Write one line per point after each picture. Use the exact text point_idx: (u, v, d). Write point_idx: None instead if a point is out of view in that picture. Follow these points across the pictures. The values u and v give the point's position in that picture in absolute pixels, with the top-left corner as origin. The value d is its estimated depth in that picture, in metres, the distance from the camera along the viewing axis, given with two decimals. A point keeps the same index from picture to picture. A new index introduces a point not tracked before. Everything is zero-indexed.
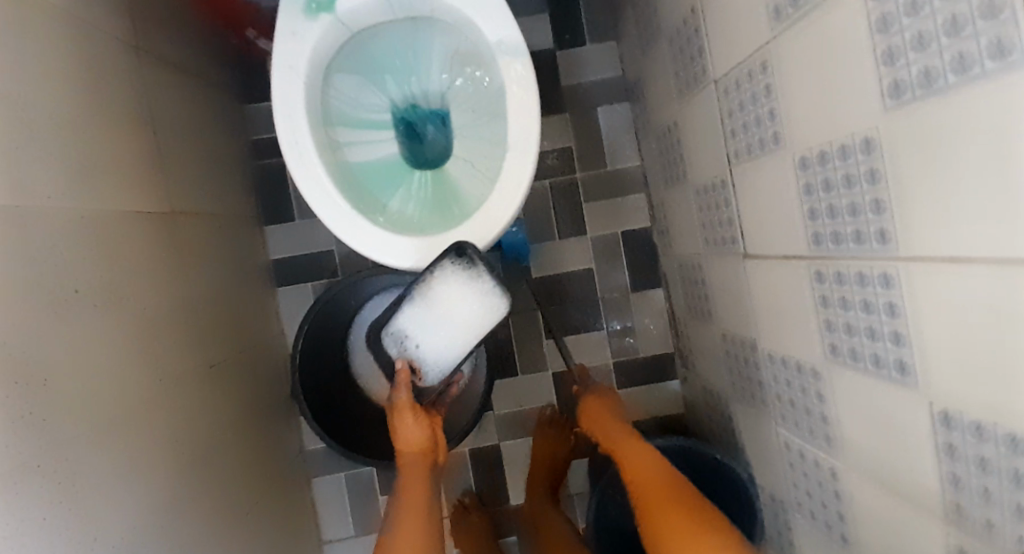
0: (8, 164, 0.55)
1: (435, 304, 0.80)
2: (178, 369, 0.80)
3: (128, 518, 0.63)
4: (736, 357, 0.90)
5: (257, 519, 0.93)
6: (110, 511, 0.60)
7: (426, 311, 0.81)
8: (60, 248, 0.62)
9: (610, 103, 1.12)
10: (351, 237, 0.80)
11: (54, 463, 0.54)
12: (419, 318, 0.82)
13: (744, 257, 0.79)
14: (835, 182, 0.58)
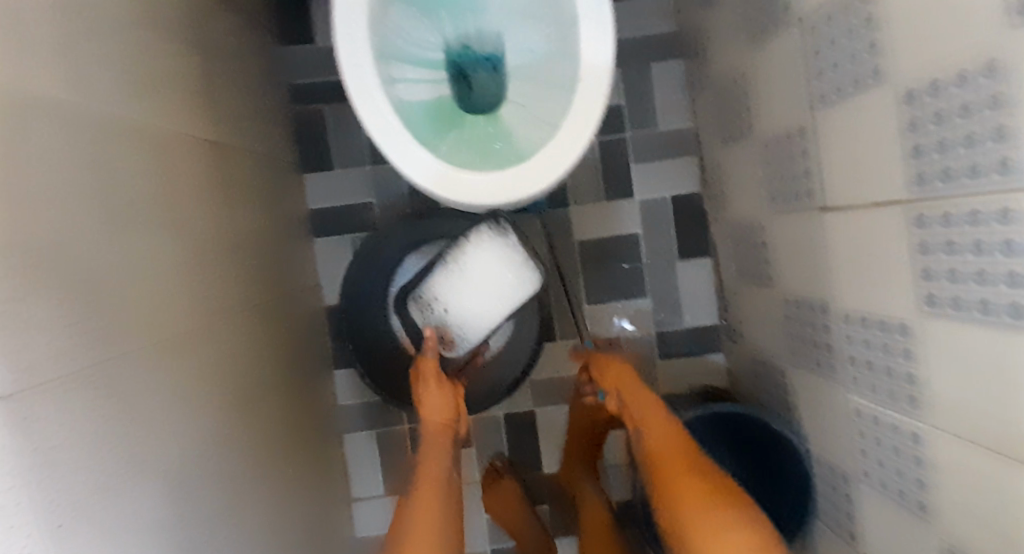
0: (50, 54, 0.50)
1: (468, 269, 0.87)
2: (214, 307, 0.77)
3: (155, 451, 0.59)
4: (798, 321, 0.86)
5: (286, 471, 0.90)
6: (138, 440, 0.57)
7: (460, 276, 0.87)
8: (109, 157, 0.57)
9: (665, 60, 1.08)
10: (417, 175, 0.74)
11: (82, 378, 0.50)
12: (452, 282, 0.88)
13: (820, 210, 0.75)
14: (949, 113, 0.53)
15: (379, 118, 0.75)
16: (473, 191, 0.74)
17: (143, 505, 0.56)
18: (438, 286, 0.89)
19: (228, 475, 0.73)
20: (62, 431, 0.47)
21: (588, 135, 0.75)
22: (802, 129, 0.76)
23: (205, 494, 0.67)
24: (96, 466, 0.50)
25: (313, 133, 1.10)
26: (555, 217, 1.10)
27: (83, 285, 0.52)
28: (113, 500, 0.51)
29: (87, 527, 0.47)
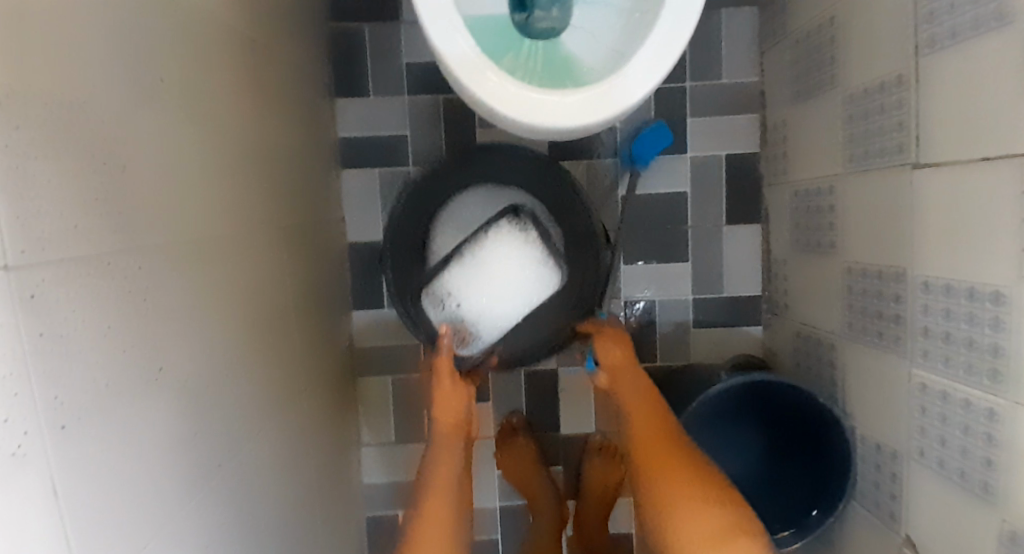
0: None
1: (484, 266, 0.91)
2: (240, 217, 0.70)
3: (165, 355, 0.53)
4: (861, 292, 0.81)
5: (298, 405, 0.84)
6: (148, 340, 0.50)
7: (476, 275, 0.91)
8: (131, 17, 0.50)
9: (736, 8, 1.01)
10: (480, 90, 0.67)
11: (88, 258, 0.43)
12: (471, 279, 0.91)
13: (912, 167, 0.69)
14: None
15: (454, 50, 0.67)
16: (567, 110, 0.67)
17: (146, 415, 0.49)
18: (455, 283, 0.92)
19: (241, 398, 0.67)
20: (61, 314, 0.39)
21: (675, 55, 0.68)
22: (903, 77, 0.69)
23: (212, 415, 0.61)
24: (95, 363, 0.43)
25: (350, 54, 1.02)
26: (604, 167, 1.04)
27: (101, 152, 0.45)
28: (112, 402, 0.45)
29: (79, 429, 0.40)
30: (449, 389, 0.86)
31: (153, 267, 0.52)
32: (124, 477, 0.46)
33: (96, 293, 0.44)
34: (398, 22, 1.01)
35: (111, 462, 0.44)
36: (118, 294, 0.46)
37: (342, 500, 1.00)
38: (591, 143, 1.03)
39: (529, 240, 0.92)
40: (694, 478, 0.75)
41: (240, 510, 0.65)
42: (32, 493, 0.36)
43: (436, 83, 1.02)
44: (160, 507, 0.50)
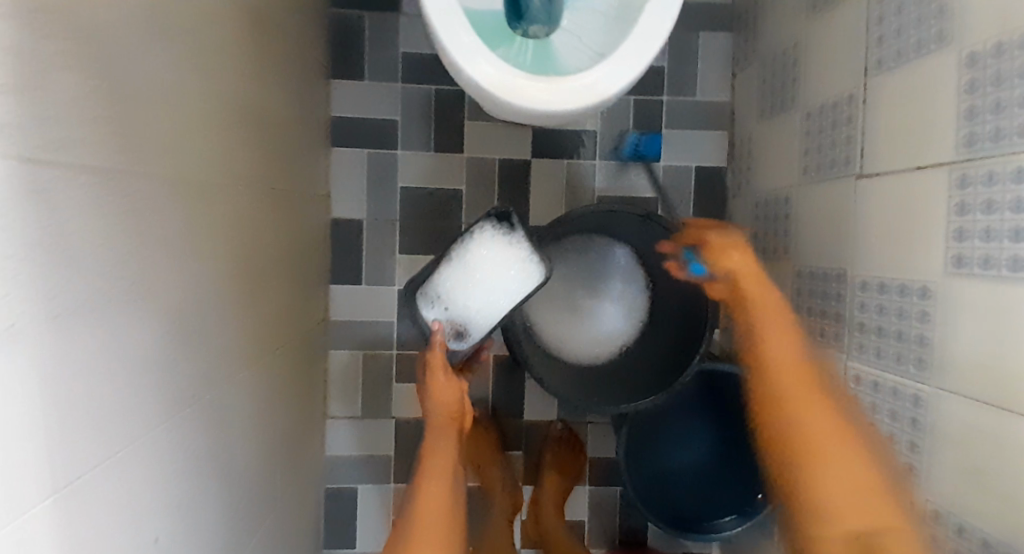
0: None
1: (472, 264, 0.83)
2: (234, 172, 0.73)
3: (152, 277, 0.56)
4: (808, 293, 0.87)
5: (267, 365, 0.86)
6: (138, 267, 0.53)
7: (464, 273, 0.83)
8: None
9: (711, 30, 1.09)
10: (488, 82, 0.72)
11: (93, 170, 0.46)
12: (457, 281, 0.84)
13: (857, 176, 0.76)
14: (1009, 72, 0.53)
15: (463, 48, 0.72)
16: (568, 93, 0.72)
17: (127, 330, 0.52)
18: (440, 287, 0.84)
19: (212, 343, 0.69)
20: (65, 213, 0.43)
21: (655, 46, 0.73)
22: (854, 96, 0.77)
23: (184, 356, 0.63)
24: (90, 271, 0.46)
25: (348, 38, 1.06)
26: (580, 167, 1.09)
27: (112, 73, 0.48)
28: (99, 310, 0.47)
29: (68, 324, 0.43)
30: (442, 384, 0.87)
31: (152, 195, 0.55)
32: (101, 385, 0.48)
33: (99, 203, 0.47)
34: (397, 13, 1.06)
35: (92, 365, 0.46)
36: (117, 213, 0.50)
37: (302, 469, 1.00)
38: (570, 142, 1.09)
39: (516, 236, 0.83)
40: (841, 432, 0.73)
41: (200, 452, 0.67)
42: (27, 368, 0.38)
43: (428, 74, 1.07)
44: (129, 423, 0.52)
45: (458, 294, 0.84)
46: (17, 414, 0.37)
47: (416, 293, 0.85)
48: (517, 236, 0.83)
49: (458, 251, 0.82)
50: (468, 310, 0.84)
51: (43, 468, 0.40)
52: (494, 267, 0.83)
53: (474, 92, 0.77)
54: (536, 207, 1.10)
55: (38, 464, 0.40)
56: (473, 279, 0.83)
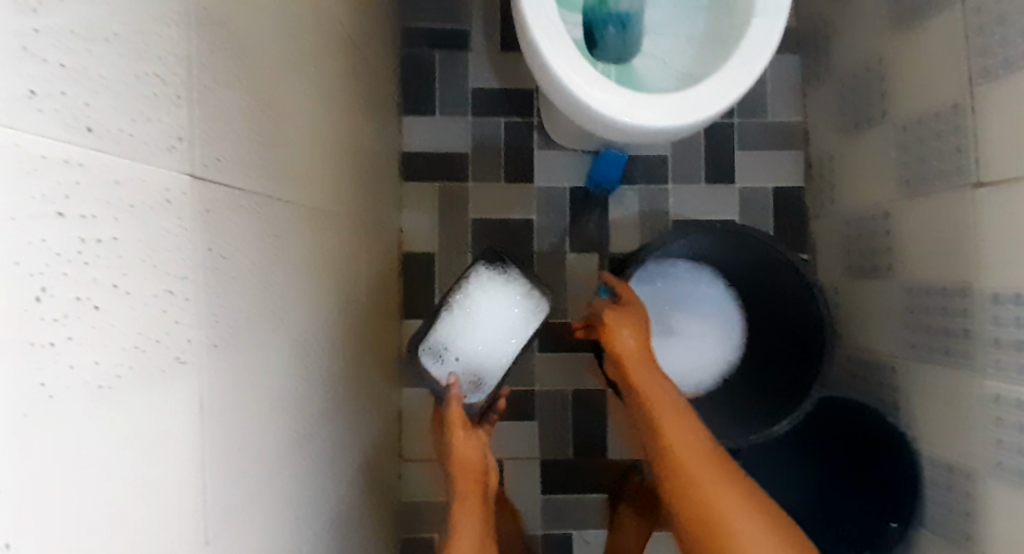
0: None
1: (475, 309, 0.75)
2: (339, 202, 0.71)
3: (286, 304, 0.53)
4: (924, 311, 0.82)
5: (362, 404, 0.82)
6: (281, 293, 0.51)
7: (467, 320, 0.75)
8: None
9: (779, 54, 1.09)
10: (595, 97, 0.69)
11: (245, 194, 0.44)
12: (463, 334, 0.75)
13: (974, 186, 0.73)
14: None
15: (568, 62, 0.70)
16: (687, 106, 0.69)
17: (269, 361, 0.48)
18: (443, 339, 0.75)
19: (327, 379, 0.65)
20: (225, 238, 0.40)
21: (763, 61, 0.71)
22: (959, 106, 0.74)
23: (309, 389, 0.59)
24: (243, 298, 0.43)
25: (418, 75, 1.07)
26: (654, 193, 1.08)
27: (255, 93, 0.46)
28: (251, 339, 0.44)
29: (224, 353, 0.40)
30: (463, 439, 0.78)
31: (285, 221, 0.53)
32: (250, 422, 0.44)
33: (249, 226, 0.45)
34: (464, 50, 1.07)
35: (243, 399, 0.43)
36: (263, 238, 0.47)
37: (385, 516, 0.95)
38: (644, 168, 1.08)
39: (510, 274, 0.77)
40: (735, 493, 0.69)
41: (320, 496, 0.62)
42: (187, 398, 0.35)
43: (499, 107, 1.07)
44: (269, 463, 0.48)
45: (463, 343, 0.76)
46: (175, 448, 0.34)
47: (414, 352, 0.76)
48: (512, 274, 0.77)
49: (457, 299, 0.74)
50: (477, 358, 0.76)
51: (199, 514, 0.36)
52: (498, 307, 0.76)
53: (582, 118, 0.75)
54: (613, 235, 1.07)
55: (196, 505, 0.36)
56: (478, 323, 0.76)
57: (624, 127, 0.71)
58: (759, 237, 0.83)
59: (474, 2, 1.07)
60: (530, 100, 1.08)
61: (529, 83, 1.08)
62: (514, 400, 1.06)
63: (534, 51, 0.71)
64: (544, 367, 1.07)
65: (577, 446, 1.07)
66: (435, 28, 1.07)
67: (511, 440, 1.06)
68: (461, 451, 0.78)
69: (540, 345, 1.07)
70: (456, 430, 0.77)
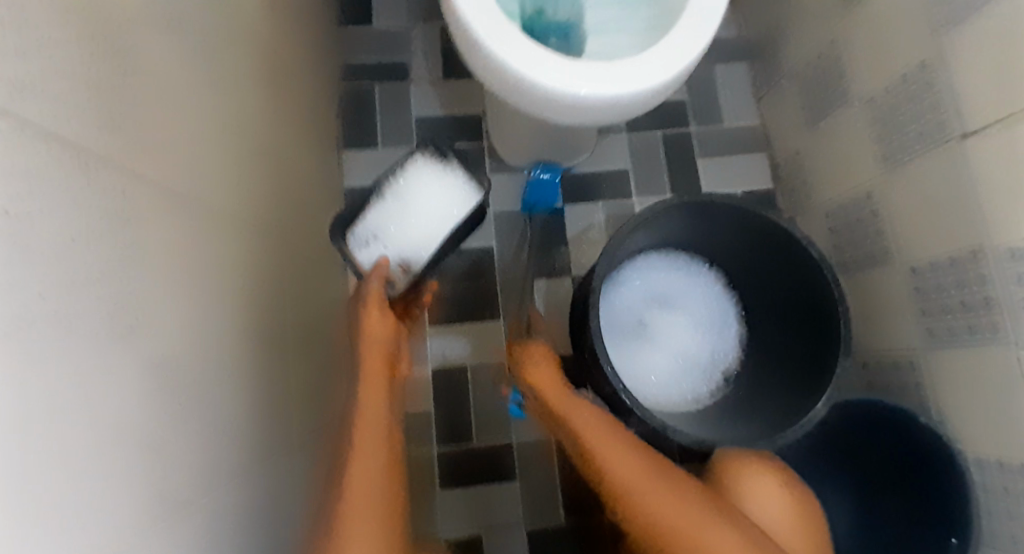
0: None
1: (409, 191, 0.74)
2: (251, 211, 0.61)
3: (144, 308, 0.39)
4: (933, 290, 0.73)
5: (299, 459, 0.66)
6: (130, 292, 0.38)
7: (399, 202, 0.74)
8: None
9: (726, 62, 1.07)
10: (526, 64, 0.63)
11: (59, 142, 0.32)
12: (392, 216, 0.74)
13: (960, 138, 0.66)
14: None
15: (492, 27, 0.64)
16: (642, 69, 0.64)
17: (98, 379, 0.34)
18: (376, 221, 0.74)
19: (231, 419, 0.51)
20: (14, 183, 0.28)
21: (714, 24, 0.66)
22: (927, 63, 0.70)
23: (196, 429, 0.45)
24: (42, 276, 0.30)
25: (358, 108, 1.01)
26: (617, 208, 1.00)
27: (104, 27, 0.37)
28: (57, 343, 0.30)
29: (1, 344, 0.26)
30: (377, 318, 0.73)
31: (145, 201, 0.40)
32: (51, 459, 0.29)
33: (62, 185, 0.32)
34: (405, 81, 1.02)
35: (40, 425, 0.28)
36: (89, 212, 0.35)
37: None
38: (605, 183, 1.01)
39: (450, 165, 0.76)
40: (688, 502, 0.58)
41: None
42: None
43: (445, 134, 1.01)
44: (100, 527, 0.32)
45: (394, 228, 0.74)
46: None
47: (342, 233, 0.74)
48: (451, 164, 0.76)
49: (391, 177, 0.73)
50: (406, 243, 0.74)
51: None
52: (433, 190, 0.75)
53: (532, 105, 0.68)
54: (578, 257, 0.98)
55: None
56: (409, 209, 0.74)
57: (582, 103, 0.65)
58: (759, 218, 0.72)
59: (413, 34, 1.04)
60: (477, 123, 1.02)
61: (476, 108, 1.02)
62: (488, 454, 0.91)
63: (465, 32, 0.65)
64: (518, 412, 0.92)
65: (566, 504, 0.90)
66: (374, 61, 1.02)
67: (489, 503, 0.89)
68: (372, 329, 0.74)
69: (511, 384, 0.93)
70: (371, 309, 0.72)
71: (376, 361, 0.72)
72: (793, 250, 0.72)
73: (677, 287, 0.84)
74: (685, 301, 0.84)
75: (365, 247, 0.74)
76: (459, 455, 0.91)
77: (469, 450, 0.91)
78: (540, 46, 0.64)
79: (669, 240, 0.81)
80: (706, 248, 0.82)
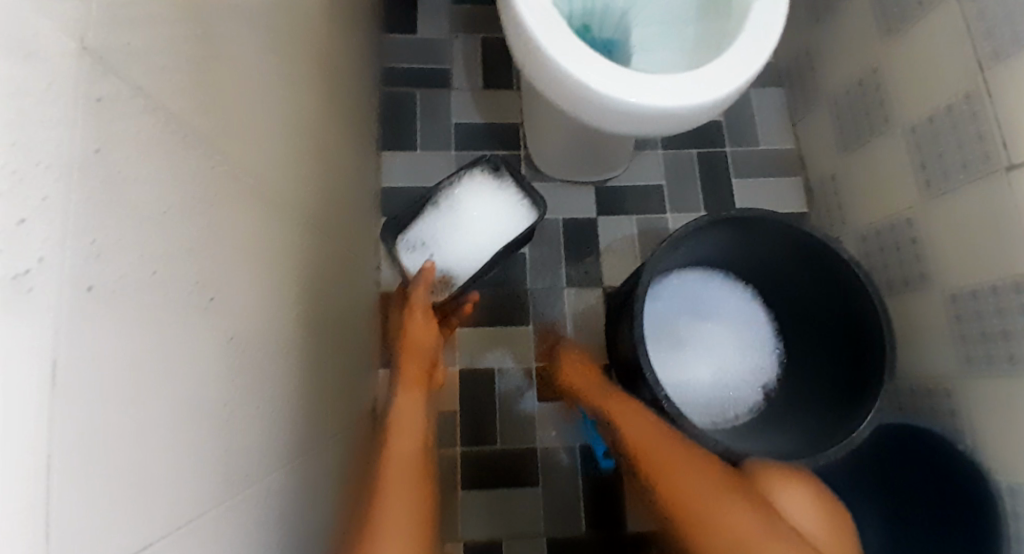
0: None
1: (468, 206, 0.83)
2: (307, 201, 0.61)
3: (223, 284, 0.40)
4: (973, 318, 0.73)
5: (334, 452, 0.66)
6: (214, 265, 0.38)
7: (458, 214, 0.82)
8: None
9: (762, 87, 1.09)
10: (583, 72, 0.64)
11: (166, 111, 0.33)
12: (444, 229, 0.82)
13: (1004, 169, 0.67)
14: None
15: (552, 33, 0.65)
16: (696, 84, 0.65)
17: (181, 348, 0.34)
18: (435, 228, 0.82)
19: (283, 402, 0.51)
20: (125, 145, 0.29)
21: (769, 44, 0.67)
22: (973, 94, 0.70)
23: (256, 408, 0.45)
24: (143, 239, 0.30)
25: (399, 112, 1.02)
26: (651, 222, 1.01)
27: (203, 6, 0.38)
28: (154, 306, 0.31)
29: (104, 296, 0.26)
30: (420, 322, 0.77)
31: (227, 178, 0.41)
32: (140, 416, 0.29)
33: (164, 152, 0.33)
34: (447, 87, 1.04)
35: (128, 387, 0.28)
36: (184, 182, 0.35)
37: None
38: (640, 197, 1.02)
39: (506, 186, 0.85)
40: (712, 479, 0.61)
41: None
42: (30, 346, 0.22)
43: (483, 141, 1.02)
44: (170, 499, 0.32)
45: (451, 236, 0.82)
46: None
47: (403, 235, 0.82)
48: (506, 186, 0.85)
49: (453, 193, 0.83)
50: (460, 251, 0.82)
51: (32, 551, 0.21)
52: (489, 206, 0.83)
53: (586, 114, 0.69)
54: (611, 269, 0.99)
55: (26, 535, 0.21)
56: (467, 222, 0.82)
57: (633, 114, 0.66)
58: (810, 238, 0.73)
59: (456, 42, 1.06)
60: (515, 132, 1.03)
61: (515, 118, 1.04)
62: (513, 462, 0.90)
63: (526, 38, 0.66)
64: (545, 420, 0.92)
65: (589, 516, 0.89)
66: (416, 67, 1.04)
67: (512, 510, 0.89)
68: (416, 333, 0.77)
69: (540, 391, 0.93)
70: (415, 313, 0.78)
71: (418, 364, 0.75)
72: (841, 271, 0.72)
73: (716, 307, 0.86)
74: (727, 320, 0.85)
75: (422, 249, 0.82)
76: (484, 460, 0.90)
77: (494, 456, 0.90)
78: (597, 55, 0.65)
79: (708, 255, 0.82)
80: (744, 268, 0.84)
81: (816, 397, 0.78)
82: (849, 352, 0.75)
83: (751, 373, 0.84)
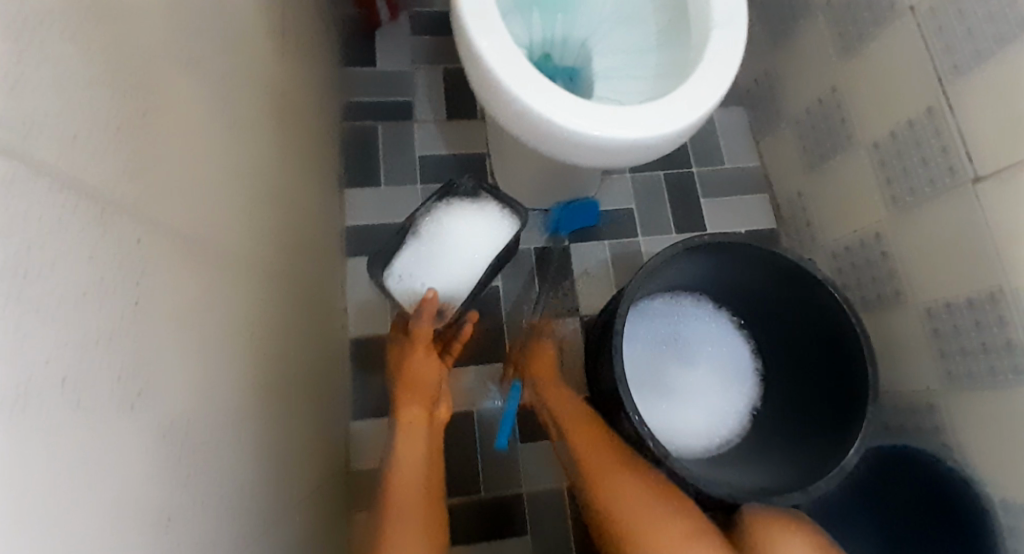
0: None
1: (449, 230, 0.80)
2: (262, 255, 0.58)
3: (155, 369, 0.36)
4: (951, 331, 0.72)
5: (304, 517, 0.62)
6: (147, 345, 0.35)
7: (441, 240, 0.79)
8: None
9: (724, 106, 1.09)
10: (549, 107, 0.62)
11: (84, 185, 0.30)
12: (432, 259, 0.79)
13: (971, 182, 0.67)
14: None
15: (514, 68, 0.63)
16: (665, 110, 0.64)
17: (107, 454, 0.30)
18: (421, 259, 0.79)
19: (241, 474, 0.47)
20: (27, 231, 0.25)
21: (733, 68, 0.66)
22: (934, 110, 0.71)
23: (207, 491, 0.41)
24: (53, 333, 0.26)
25: (361, 147, 0.99)
26: (624, 246, 0.99)
27: (129, 67, 0.35)
28: (73, 406, 0.27)
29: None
30: (423, 357, 0.77)
31: (162, 248, 0.38)
32: (61, 538, 0.25)
33: (79, 232, 0.29)
34: (409, 119, 1.02)
35: (40, 518, 0.24)
36: (105, 261, 0.31)
37: None
38: (610, 222, 1.00)
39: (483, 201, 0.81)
40: (654, 487, 0.66)
41: None
42: None
43: (449, 172, 1.00)
44: None
45: (439, 264, 0.79)
46: None
47: (392, 273, 0.78)
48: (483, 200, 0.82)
49: (429, 221, 0.79)
50: (452, 274, 0.79)
51: None
52: (471, 224, 0.80)
53: (555, 149, 0.67)
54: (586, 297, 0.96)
55: None
56: (453, 246, 0.79)
57: (604, 145, 0.64)
58: (785, 261, 0.73)
59: (417, 73, 1.04)
60: (482, 162, 1.01)
61: (480, 148, 1.02)
62: (497, 505, 0.87)
63: (487, 73, 0.64)
64: (529, 459, 0.89)
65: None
66: (377, 100, 1.01)
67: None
68: (420, 369, 0.77)
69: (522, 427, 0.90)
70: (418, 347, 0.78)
71: (422, 402, 0.76)
72: (819, 293, 0.72)
73: (698, 336, 0.84)
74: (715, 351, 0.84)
75: (414, 283, 0.78)
76: (469, 505, 0.86)
77: (478, 502, 0.87)
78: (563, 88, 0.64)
79: (688, 281, 0.81)
80: (725, 293, 0.83)
81: (804, 420, 0.77)
82: (832, 373, 0.74)
83: (740, 395, 0.83)
